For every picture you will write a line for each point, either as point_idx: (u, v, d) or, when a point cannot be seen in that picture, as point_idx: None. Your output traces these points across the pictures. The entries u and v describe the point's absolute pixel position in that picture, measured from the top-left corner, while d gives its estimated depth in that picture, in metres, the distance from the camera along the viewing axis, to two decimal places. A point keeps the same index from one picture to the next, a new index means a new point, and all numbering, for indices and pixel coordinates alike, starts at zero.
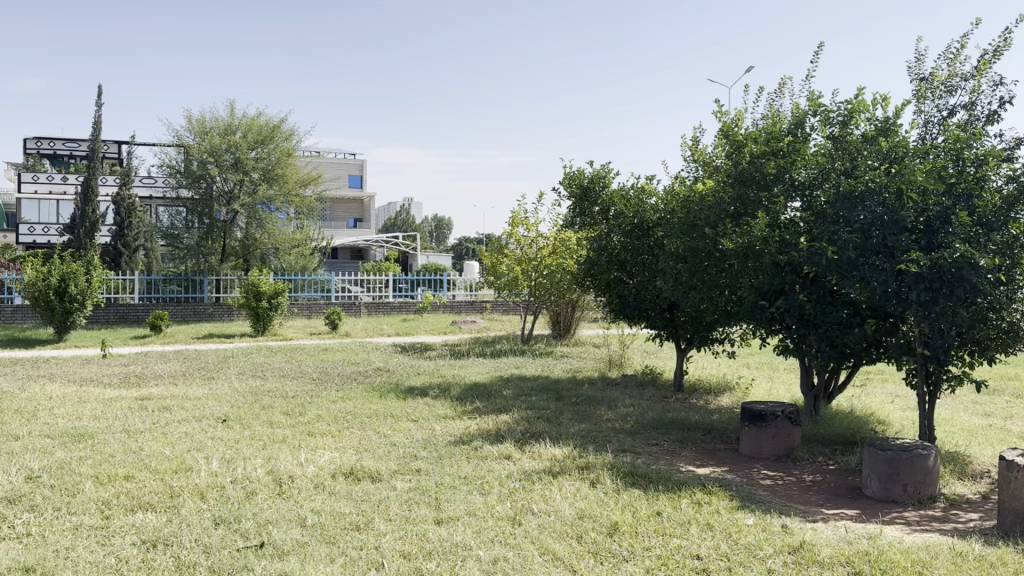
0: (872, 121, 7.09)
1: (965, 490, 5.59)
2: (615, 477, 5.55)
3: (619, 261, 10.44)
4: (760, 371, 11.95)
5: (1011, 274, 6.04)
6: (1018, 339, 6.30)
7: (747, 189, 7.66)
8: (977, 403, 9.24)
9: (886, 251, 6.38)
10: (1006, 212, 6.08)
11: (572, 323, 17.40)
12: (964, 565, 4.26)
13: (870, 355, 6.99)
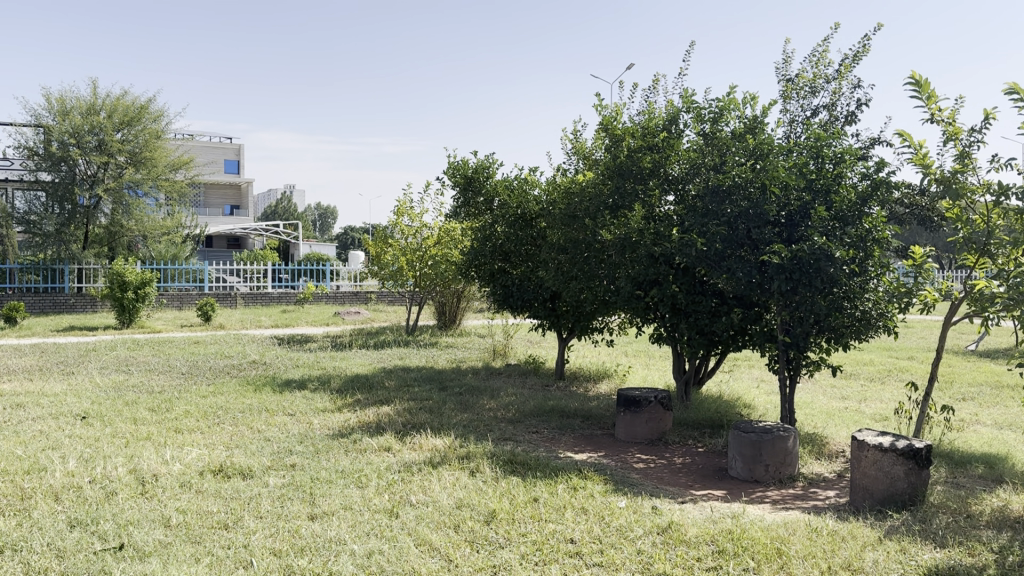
0: (741, 116, 7.33)
1: (821, 469, 5.95)
2: (495, 465, 5.59)
3: (503, 251, 10.62)
4: (639, 359, 12.37)
5: (863, 266, 6.44)
6: (870, 327, 6.68)
7: (625, 182, 7.83)
8: (834, 386, 9.90)
9: (751, 243, 6.69)
10: (860, 207, 6.46)
11: (457, 314, 17.50)
12: (818, 540, 4.53)
13: (738, 342, 7.35)
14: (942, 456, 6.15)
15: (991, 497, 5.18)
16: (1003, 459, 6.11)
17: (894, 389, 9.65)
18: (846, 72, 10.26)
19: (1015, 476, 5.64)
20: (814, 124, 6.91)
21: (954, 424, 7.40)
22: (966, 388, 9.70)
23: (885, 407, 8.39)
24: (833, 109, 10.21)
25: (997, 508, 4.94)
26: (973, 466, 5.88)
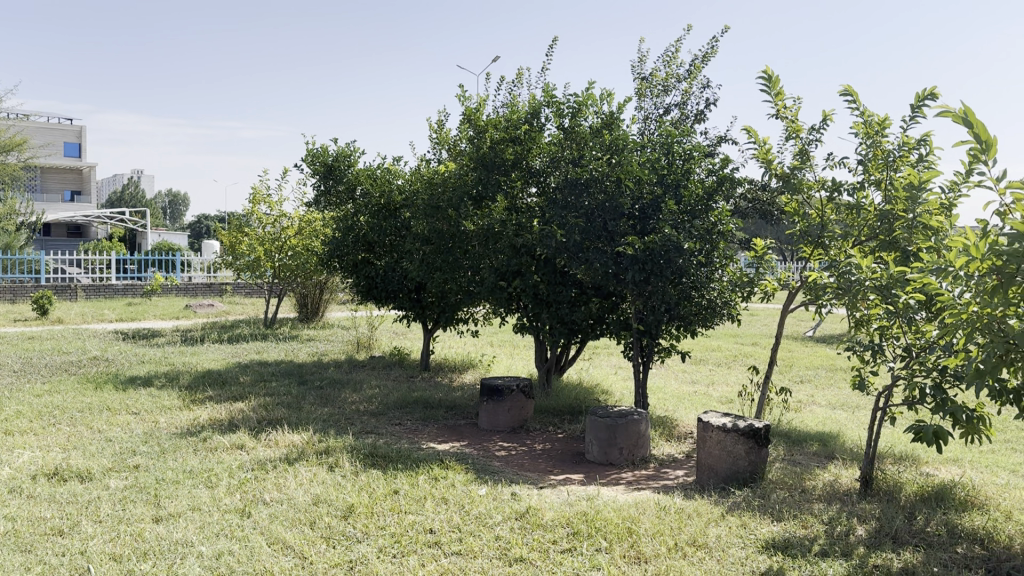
0: (599, 112, 7.53)
1: (671, 450, 6.25)
2: (354, 459, 5.53)
3: (366, 242, 10.53)
4: (502, 349, 12.60)
5: (710, 257, 6.82)
6: (716, 316, 7.08)
7: (489, 173, 7.90)
8: (685, 371, 10.48)
9: (607, 235, 6.90)
10: (706, 201, 6.81)
11: (319, 306, 17.21)
12: (665, 518, 4.76)
13: (595, 331, 7.60)
14: (780, 436, 6.60)
15: (822, 473, 5.60)
16: (832, 437, 6.64)
17: (740, 373, 10.29)
18: (696, 72, 10.74)
19: (842, 452, 6.13)
20: (667, 121, 7.20)
21: (791, 405, 7.97)
22: (803, 371, 10.49)
23: (732, 390, 8.93)
24: (684, 107, 10.61)
25: (827, 482, 5.35)
26: (807, 444, 6.34)
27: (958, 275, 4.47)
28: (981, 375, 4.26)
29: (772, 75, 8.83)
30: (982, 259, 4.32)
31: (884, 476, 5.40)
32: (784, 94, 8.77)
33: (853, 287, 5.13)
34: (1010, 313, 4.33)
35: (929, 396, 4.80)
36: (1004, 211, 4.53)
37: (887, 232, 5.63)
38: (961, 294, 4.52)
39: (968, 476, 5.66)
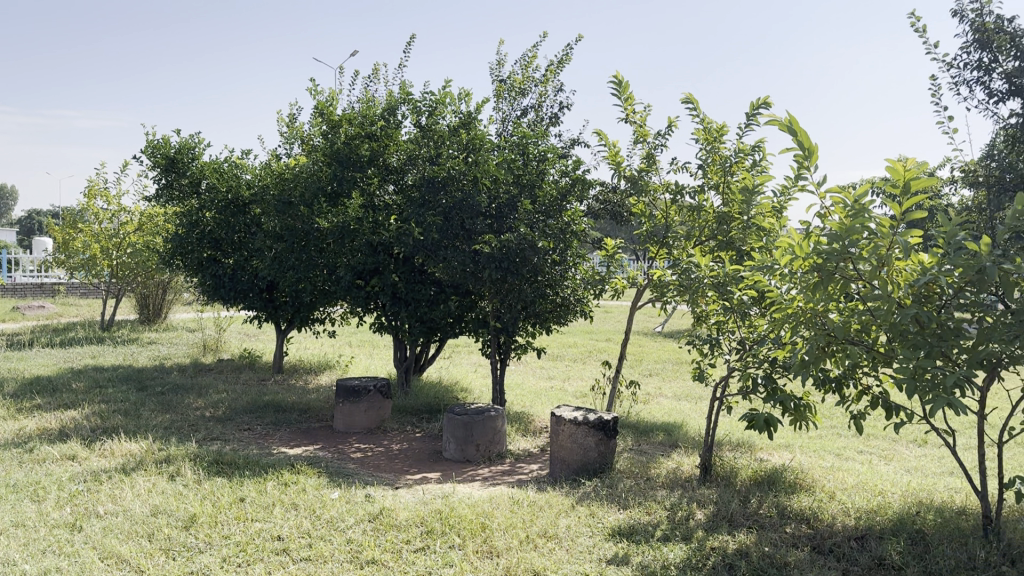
0: (454, 112, 7.62)
1: (526, 445, 6.38)
2: (198, 467, 5.30)
3: (213, 239, 10.18)
4: (361, 349, 12.46)
5: (563, 255, 7.00)
6: (569, 313, 7.33)
7: (342, 170, 7.81)
8: (541, 367, 10.77)
9: (465, 234, 6.98)
10: (560, 202, 7.01)
11: (163, 306, 16.38)
12: (518, 512, 4.85)
13: (452, 329, 7.66)
14: (628, 429, 6.90)
15: (666, 462, 5.90)
16: (675, 428, 7.01)
17: (594, 369, 10.68)
18: (551, 76, 10.94)
19: (684, 442, 6.48)
20: (522, 124, 7.36)
21: (639, 398, 8.35)
22: (652, 365, 11.03)
23: (585, 385, 9.25)
24: (540, 109, 10.73)
25: (670, 470, 5.63)
26: (654, 434, 6.66)
27: (785, 273, 4.79)
28: (805, 366, 4.60)
29: (620, 80, 9.14)
30: (805, 258, 4.64)
31: (722, 463, 5.75)
32: (632, 100, 9.14)
33: (693, 284, 5.42)
34: (830, 308, 4.67)
35: (761, 386, 5.13)
36: (823, 213, 4.89)
37: (725, 233, 6.00)
38: (788, 291, 4.85)
39: (795, 459, 6.13)
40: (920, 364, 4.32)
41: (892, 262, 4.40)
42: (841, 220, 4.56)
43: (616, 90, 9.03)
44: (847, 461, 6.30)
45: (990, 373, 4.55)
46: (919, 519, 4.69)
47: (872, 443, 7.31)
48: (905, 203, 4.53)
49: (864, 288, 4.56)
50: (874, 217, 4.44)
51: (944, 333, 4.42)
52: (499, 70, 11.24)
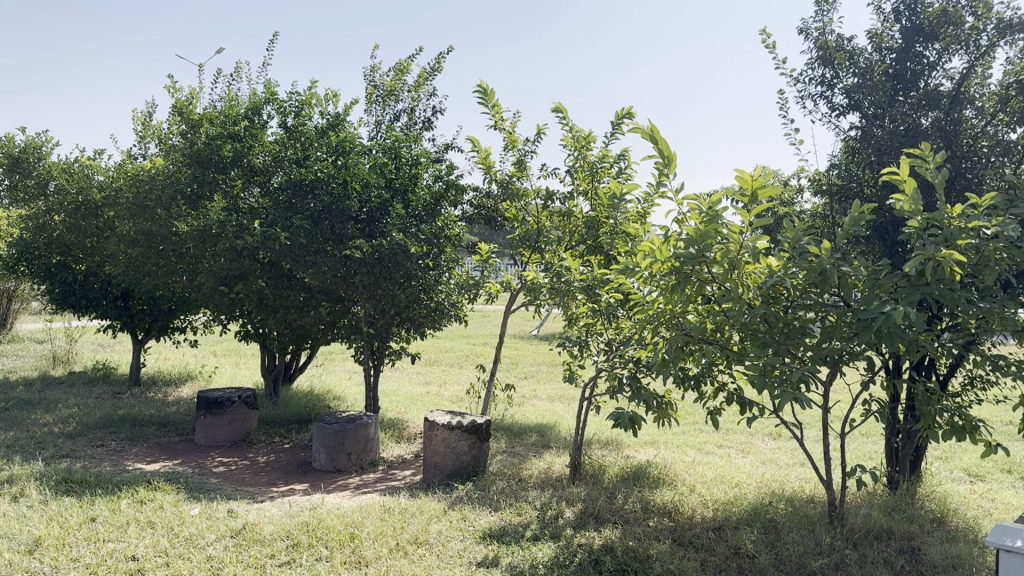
0: (322, 113, 7.68)
1: (400, 451, 6.41)
2: (44, 487, 4.96)
3: (62, 245, 9.68)
4: (227, 359, 12.09)
5: (437, 260, 7.23)
6: (443, 316, 7.57)
7: (203, 171, 7.69)
8: (417, 373, 10.82)
9: (335, 238, 7.04)
10: (434, 207, 7.29)
11: (7, 317, 15.30)
12: (388, 520, 4.79)
13: (326, 337, 7.98)
14: (501, 432, 6.98)
15: (536, 462, 6.00)
16: (546, 430, 7.14)
17: (470, 373, 10.76)
18: (421, 80, 10.87)
19: (555, 443, 6.61)
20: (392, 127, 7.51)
21: (512, 402, 8.48)
22: (528, 367, 11.28)
23: (461, 389, 9.37)
24: (411, 113, 10.64)
25: (541, 471, 5.72)
26: (527, 436, 6.76)
27: (646, 275, 4.97)
28: (665, 364, 4.79)
29: (484, 88, 8.97)
30: (665, 261, 4.83)
31: (591, 461, 5.89)
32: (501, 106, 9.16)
33: (564, 288, 5.54)
34: (688, 310, 4.94)
35: (627, 385, 5.30)
36: (681, 218, 5.10)
37: (594, 239, 6.20)
38: (650, 293, 5.05)
39: (660, 455, 6.36)
40: (769, 361, 4.57)
41: (741, 265, 4.65)
42: (697, 225, 4.78)
43: (481, 96, 8.93)
44: (708, 456, 6.59)
45: (833, 369, 4.83)
46: (772, 508, 4.94)
47: (731, 437, 7.71)
48: (752, 209, 4.84)
49: (718, 289, 4.80)
50: (728, 224, 4.68)
51: (791, 332, 4.70)
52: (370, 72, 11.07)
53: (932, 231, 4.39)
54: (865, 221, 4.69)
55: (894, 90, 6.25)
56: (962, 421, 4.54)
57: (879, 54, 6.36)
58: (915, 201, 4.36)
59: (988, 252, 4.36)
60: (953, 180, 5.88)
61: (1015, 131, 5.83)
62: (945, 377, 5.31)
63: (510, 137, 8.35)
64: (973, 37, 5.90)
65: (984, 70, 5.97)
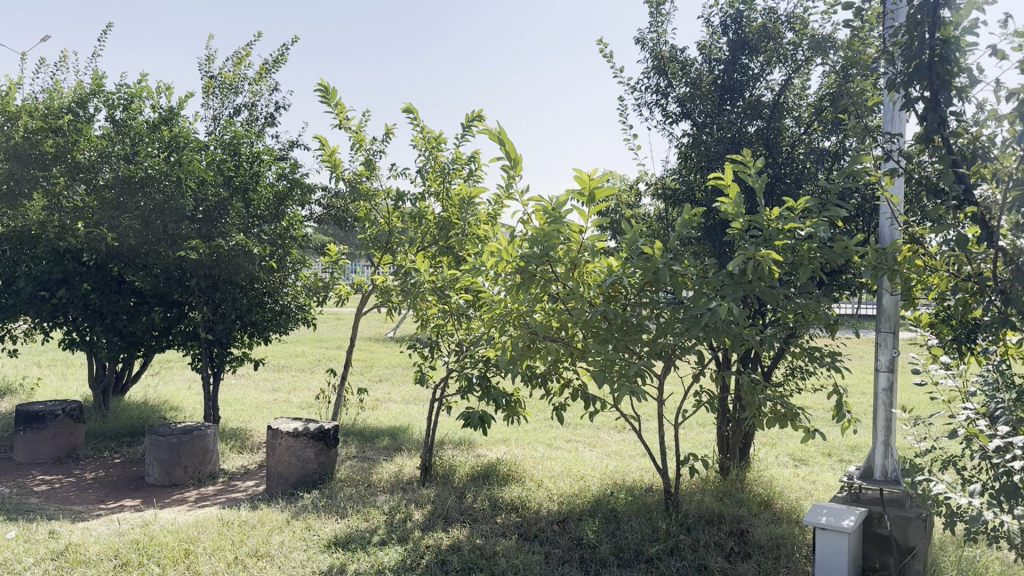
0: (153, 107, 7.67)
1: (241, 462, 6.61)
2: None
3: None
4: (51, 370, 11.38)
5: (281, 261, 7.70)
6: (287, 320, 8.02)
7: (21, 167, 7.38)
8: (264, 380, 10.78)
9: (169, 239, 7.30)
10: (277, 206, 7.67)
11: None
12: (227, 533, 4.63)
13: (160, 343, 7.90)
14: (351, 438, 6.92)
15: (385, 466, 5.99)
16: (396, 434, 7.16)
17: (321, 381, 10.68)
18: (264, 74, 10.62)
19: (403, 447, 6.62)
20: (230, 124, 7.74)
21: (364, 407, 8.47)
22: (382, 370, 11.51)
23: (310, 395, 9.49)
24: (253, 108, 10.44)
25: (391, 474, 5.69)
26: (378, 439, 6.80)
27: (492, 275, 4.98)
28: (511, 362, 4.86)
29: (329, 87, 9.16)
30: (510, 260, 4.86)
31: (441, 462, 5.92)
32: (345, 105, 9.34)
33: (414, 290, 5.51)
34: (534, 308, 4.97)
35: (477, 385, 5.36)
36: (525, 217, 5.13)
37: (447, 239, 6.24)
38: (498, 292, 5.06)
39: (509, 452, 6.48)
40: (609, 356, 4.75)
41: (582, 265, 4.82)
42: (540, 225, 4.80)
43: (327, 95, 9.09)
44: (556, 450, 6.78)
45: (668, 363, 5.11)
46: (614, 498, 5.13)
47: (581, 432, 8.02)
48: (591, 208, 4.98)
49: (562, 288, 4.91)
50: (568, 221, 4.76)
51: (629, 329, 4.92)
52: (209, 66, 10.77)
53: (753, 233, 4.67)
54: (693, 222, 4.97)
55: (722, 99, 6.66)
56: (783, 408, 4.85)
57: (709, 64, 6.74)
58: (738, 205, 4.63)
59: (802, 253, 4.68)
60: (773, 185, 6.38)
61: (826, 140, 6.39)
62: (769, 367, 5.70)
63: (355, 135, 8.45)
64: (791, 51, 6.39)
65: (800, 82, 6.45)
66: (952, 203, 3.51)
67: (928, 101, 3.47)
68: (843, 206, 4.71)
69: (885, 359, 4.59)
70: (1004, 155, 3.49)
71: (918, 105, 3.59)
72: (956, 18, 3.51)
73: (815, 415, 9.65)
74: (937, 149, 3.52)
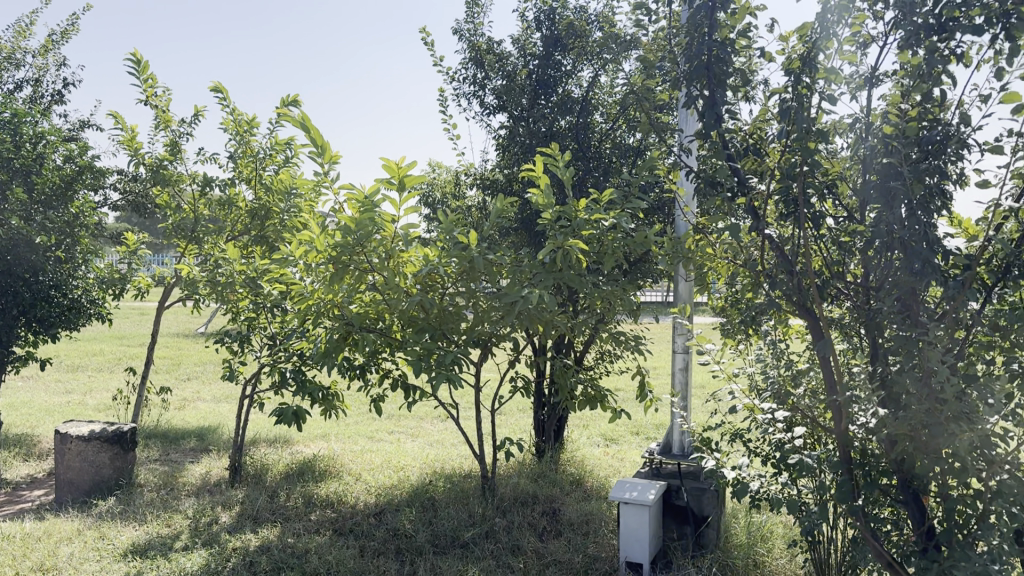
0: None
1: (27, 471, 6.11)
2: None
3: None
4: None
5: (72, 252, 7.37)
6: (80, 314, 7.61)
7: None
8: (55, 381, 10.02)
9: None
10: (66, 189, 7.26)
11: None
12: (6, 548, 4.23)
13: None
14: (154, 441, 6.56)
15: (190, 470, 5.73)
16: (203, 434, 6.89)
17: (123, 381, 10.04)
18: (49, 48, 9.96)
19: (211, 447, 6.37)
20: (10, 102, 7.19)
21: (169, 407, 8.09)
22: (189, 370, 11.12)
23: (109, 396, 8.93)
24: (36, 84, 9.83)
25: (198, 477, 5.56)
26: (183, 441, 6.61)
27: (304, 265, 4.82)
28: (325, 355, 4.72)
29: (137, 60, 8.89)
30: (321, 250, 4.72)
31: (252, 461, 5.73)
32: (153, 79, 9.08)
33: (222, 282, 5.33)
34: (349, 299, 4.85)
35: (291, 379, 5.20)
36: (340, 207, 5.00)
37: (259, 228, 6.56)
38: (310, 283, 4.90)
39: (326, 447, 6.40)
40: (426, 345, 4.75)
41: (397, 254, 4.72)
42: (353, 214, 4.70)
43: (133, 68, 8.80)
44: (376, 443, 6.77)
45: (484, 351, 5.23)
46: (432, 487, 5.17)
47: (401, 424, 8.10)
48: (405, 195, 4.94)
49: (378, 278, 4.80)
50: (381, 211, 4.65)
51: (445, 318, 4.96)
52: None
53: (562, 223, 4.84)
54: (507, 213, 5.07)
55: (536, 93, 6.93)
56: (593, 391, 5.06)
57: (524, 59, 6.99)
58: (547, 196, 4.77)
59: (607, 242, 4.93)
60: (582, 179, 6.71)
61: (630, 137, 6.83)
62: (580, 352, 5.98)
63: (161, 118, 8.55)
64: (598, 50, 6.73)
65: (606, 80, 6.83)
66: (728, 195, 3.84)
67: (707, 98, 3.74)
68: (642, 198, 5.00)
69: (681, 342, 5.01)
70: (772, 151, 3.83)
71: (698, 102, 3.87)
72: (730, 20, 3.79)
73: (620, 397, 10.33)
74: (714, 144, 3.80)
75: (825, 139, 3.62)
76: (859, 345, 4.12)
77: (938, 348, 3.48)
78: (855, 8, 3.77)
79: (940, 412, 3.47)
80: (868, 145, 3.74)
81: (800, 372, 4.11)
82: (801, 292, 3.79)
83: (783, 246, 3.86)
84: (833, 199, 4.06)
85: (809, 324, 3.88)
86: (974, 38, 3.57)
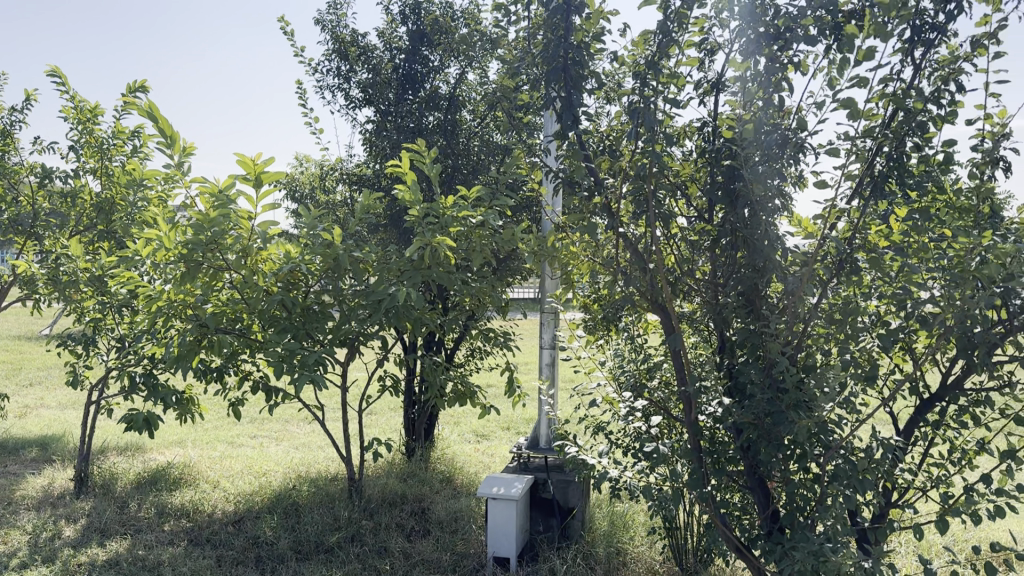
0: None
1: None
2: None
3: None
4: None
5: None
6: None
7: None
8: None
9: None
10: None
11: None
12: None
13: None
14: None
15: (30, 481, 5.38)
16: (47, 442, 6.50)
17: None
18: None
19: (54, 457, 6.02)
20: None
21: (7, 416, 7.56)
22: (32, 374, 10.46)
23: None
24: None
25: (39, 490, 5.22)
26: (24, 451, 6.21)
27: (150, 264, 4.60)
28: (178, 359, 4.47)
29: None
30: (171, 249, 4.52)
31: (100, 471, 5.44)
32: None
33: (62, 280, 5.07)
34: (203, 300, 4.64)
35: (142, 384, 4.93)
36: (192, 202, 4.80)
37: (106, 222, 6.37)
38: (159, 283, 4.66)
39: (184, 454, 6.17)
40: (289, 346, 4.53)
41: (255, 252, 4.56)
42: (205, 210, 4.53)
43: None
44: (238, 449, 6.57)
45: (351, 350, 5.13)
46: (296, 491, 5.04)
47: (265, 427, 7.93)
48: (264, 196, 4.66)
49: (235, 277, 4.62)
50: (235, 208, 4.49)
51: (309, 317, 4.83)
52: None
53: (430, 220, 4.79)
54: (373, 209, 4.98)
55: (403, 88, 6.94)
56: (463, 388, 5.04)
57: (390, 53, 6.98)
58: (415, 193, 4.70)
59: (475, 240, 4.92)
60: (450, 175, 6.72)
61: (497, 134, 6.91)
62: (451, 349, 5.98)
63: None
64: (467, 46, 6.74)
65: (474, 77, 6.89)
66: (584, 194, 3.92)
67: (563, 100, 3.82)
68: (508, 196, 5.01)
69: (548, 336, 5.18)
70: (626, 153, 3.92)
71: (555, 103, 3.92)
72: (584, 24, 3.88)
73: (492, 393, 10.47)
74: (570, 145, 3.86)
75: (674, 142, 3.74)
76: (708, 339, 4.31)
77: (780, 342, 3.66)
78: (700, 15, 3.92)
79: (780, 401, 3.67)
80: (714, 147, 3.90)
81: (654, 365, 4.26)
82: (652, 290, 3.92)
83: (636, 245, 3.97)
84: (684, 200, 4.21)
85: (661, 320, 4.02)
86: (808, 48, 3.77)
